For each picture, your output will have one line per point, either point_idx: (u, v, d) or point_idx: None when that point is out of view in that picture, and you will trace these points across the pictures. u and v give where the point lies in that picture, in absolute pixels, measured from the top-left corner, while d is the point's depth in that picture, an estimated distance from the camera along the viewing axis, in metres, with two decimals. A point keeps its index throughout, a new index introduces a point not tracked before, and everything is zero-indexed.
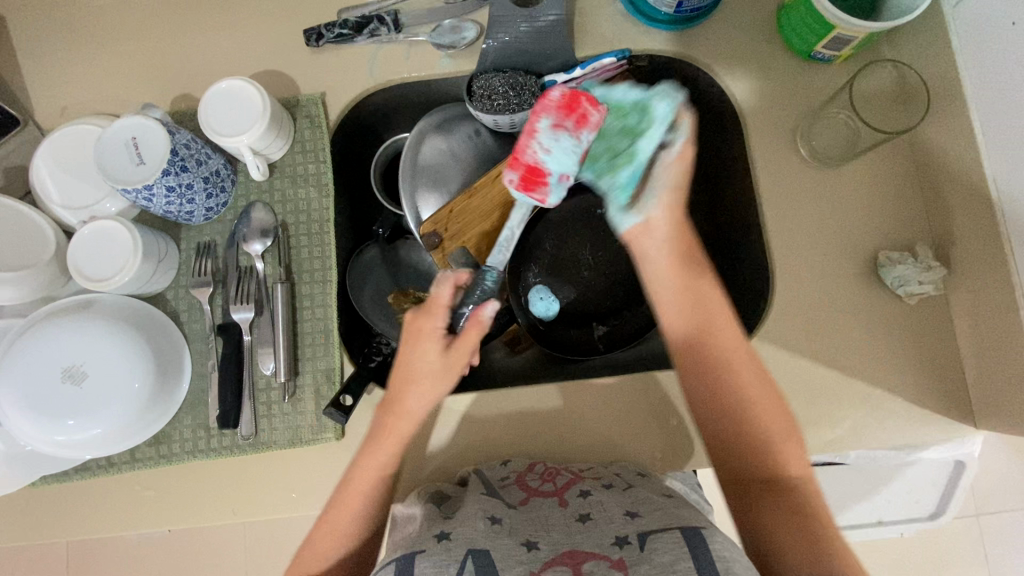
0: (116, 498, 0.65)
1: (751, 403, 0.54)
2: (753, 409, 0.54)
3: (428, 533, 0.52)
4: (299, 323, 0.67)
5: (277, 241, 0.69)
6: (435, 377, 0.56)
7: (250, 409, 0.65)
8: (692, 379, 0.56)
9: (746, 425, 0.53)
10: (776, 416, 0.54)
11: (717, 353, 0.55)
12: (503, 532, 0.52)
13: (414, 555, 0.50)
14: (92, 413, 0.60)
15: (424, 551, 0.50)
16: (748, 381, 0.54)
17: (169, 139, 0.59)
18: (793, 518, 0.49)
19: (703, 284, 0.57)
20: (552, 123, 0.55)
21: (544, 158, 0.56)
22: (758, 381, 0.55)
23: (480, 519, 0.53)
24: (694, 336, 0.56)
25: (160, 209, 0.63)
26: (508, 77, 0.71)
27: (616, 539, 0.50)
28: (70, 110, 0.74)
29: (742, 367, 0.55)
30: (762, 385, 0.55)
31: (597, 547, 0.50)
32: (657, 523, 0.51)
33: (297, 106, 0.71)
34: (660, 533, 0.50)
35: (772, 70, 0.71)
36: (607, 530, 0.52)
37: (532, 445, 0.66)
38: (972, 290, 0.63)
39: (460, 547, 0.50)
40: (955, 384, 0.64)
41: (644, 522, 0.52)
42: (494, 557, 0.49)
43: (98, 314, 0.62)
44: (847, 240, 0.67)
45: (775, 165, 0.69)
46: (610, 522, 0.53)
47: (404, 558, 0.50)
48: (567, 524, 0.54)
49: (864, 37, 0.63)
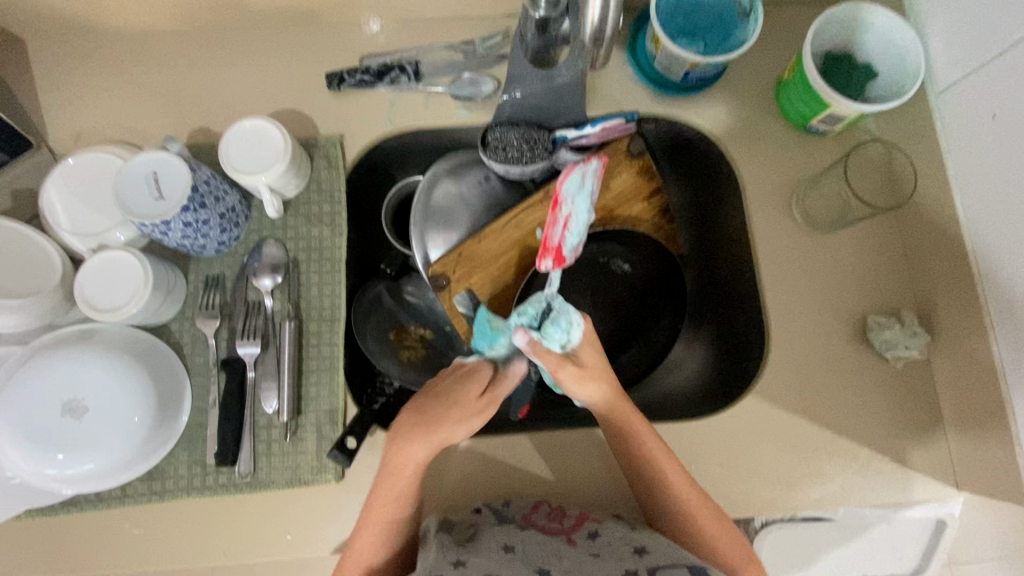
0: (102, 535, 0.63)
1: (704, 529, 0.59)
2: (705, 535, 0.58)
3: (445, 557, 0.54)
4: (304, 362, 0.67)
5: (287, 277, 0.69)
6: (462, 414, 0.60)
7: (249, 447, 0.64)
8: (648, 501, 0.61)
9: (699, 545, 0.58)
10: (726, 539, 0.59)
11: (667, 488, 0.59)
12: (518, 559, 0.54)
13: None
14: (90, 446, 0.59)
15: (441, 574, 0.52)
16: (694, 506, 0.59)
17: (190, 177, 0.60)
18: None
19: (633, 423, 0.61)
20: (566, 211, 0.69)
21: (568, 236, 0.71)
22: (704, 511, 0.59)
23: (496, 549, 0.55)
24: (636, 474, 0.61)
25: (173, 242, 0.64)
26: (522, 132, 0.73)
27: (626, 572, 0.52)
28: (85, 137, 0.75)
29: (687, 497, 0.59)
30: (713, 514, 0.59)
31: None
32: (664, 560, 0.53)
33: (315, 147, 0.73)
34: (669, 568, 0.52)
35: (771, 140, 0.76)
36: (617, 564, 0.53)
37: (533, 493, 0.66)
38: (954, 356, 0.66)
39: None
40: (938, 446, 0.67)
41: (651, 558, 0.53)
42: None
43: (103, 346, 0.62)
44: (839, 304, 0.71)
45: (771, 227, 0.73)
46: (621, 559, 0.54)
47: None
48: (579, 557, 0.54)
49: (855, 116, 0.68)
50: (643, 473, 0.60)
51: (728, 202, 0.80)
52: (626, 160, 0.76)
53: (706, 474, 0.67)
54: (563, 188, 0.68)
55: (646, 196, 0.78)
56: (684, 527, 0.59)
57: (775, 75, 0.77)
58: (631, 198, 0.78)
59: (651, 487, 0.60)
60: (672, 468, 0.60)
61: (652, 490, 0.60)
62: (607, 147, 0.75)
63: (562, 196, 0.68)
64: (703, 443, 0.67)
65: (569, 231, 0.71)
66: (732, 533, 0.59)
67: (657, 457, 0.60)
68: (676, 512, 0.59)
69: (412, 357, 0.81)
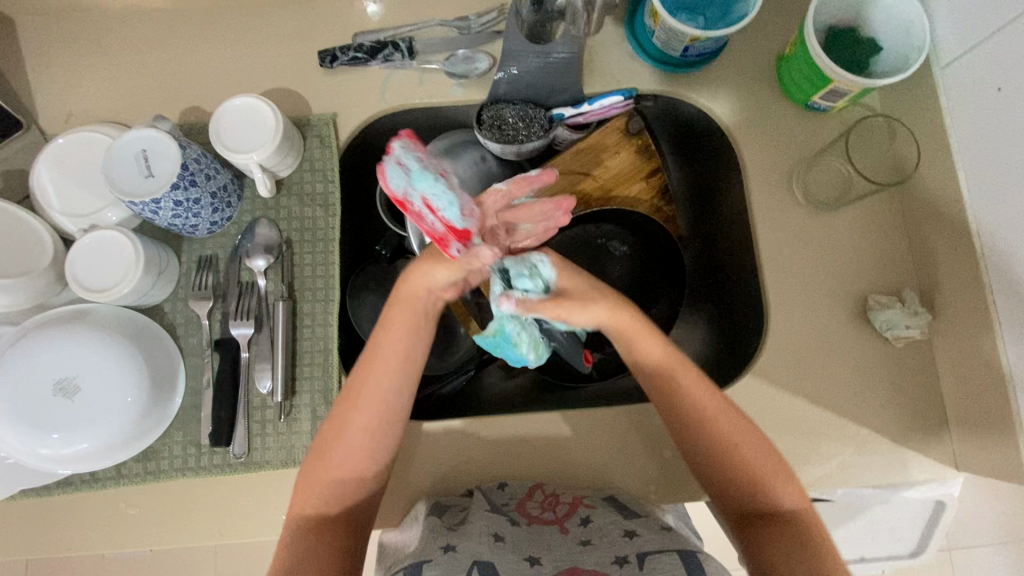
0: (98, 515, 0.63)
1: (731, 443, 0.56)
2: (734, 449, 0.56)
3: (435, 543, 0.55)
4: (298, 343, 0.67)
5: (280, 258, 0.69)
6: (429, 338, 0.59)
7: (244, 427, 0.64)
8: (671, 422, 0.58)
9: (729, 463, 0.56)
10: (759, 453, 0.56)
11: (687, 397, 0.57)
12: (507, 549, 0.56)
13: (421, 565, 0.53)
14: (83, 426, 0.59)
15: (431, 560, 0.53)
16: (718, 418, 0.56)
17: (179, 155, 0.59)
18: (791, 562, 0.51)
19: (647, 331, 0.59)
20: (421, 196, 0.51)
21: (444, 214, 0.53)
22: (730, 424, 0.56)
23: (486, 536, 0.57)
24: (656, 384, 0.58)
25: (164, 222, 0.63)
26: (519, 110, 0.73)
27: (615, 559, 0.54)
28: (75, 117, 0.74)
29: (716, 418, 0.56)
30: (735, 424, 0.56)
31: (598, 566, 0.54)
32: (653, 545, 0.55)
33: (308, 126, 0.72)
34: (658, 555, 0.53)
35: (772, 117, 0.74)
36: (607, 551, 0.55)
37: (529, 474, 0.66)
38: (955, 336, 0.65)
39: (466, 558, 0.54)
40: (938, 426, 0.66)
41: (641, 542, 0.55)
42: (499, 569, 0.53)
43: (95, 326, 0.61)
44: (839, 283, 0.70)
45: (771, 206, 0.72)
46: (612, 544, 0.56)
47: (412, 567, 0.53)
48: (569, 546, 0.57)
49: (858, 91, 0.67)
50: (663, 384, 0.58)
51: (726, 181, 0.79)
52: (625, 139, 0.75)
53: None
54: (393, 182, 0.51)
55: (645, 176, 0.77)
56: (712, 444, 0.56)
57: (777, 50, 0.75)
58: (630, 177, 0.77)
59: (677, 403, 0.57)
60: (701, 385, 0.57)
61: (679, 407, 0.57)
62: (604, 126, 0.75)
63: (399, 197, 0.51)
64: None
65: (441, 209, 0.52)
66: (766, 451, 0.56)
67: (680, 377, 0.57)
68: (704, 429, 0.56)
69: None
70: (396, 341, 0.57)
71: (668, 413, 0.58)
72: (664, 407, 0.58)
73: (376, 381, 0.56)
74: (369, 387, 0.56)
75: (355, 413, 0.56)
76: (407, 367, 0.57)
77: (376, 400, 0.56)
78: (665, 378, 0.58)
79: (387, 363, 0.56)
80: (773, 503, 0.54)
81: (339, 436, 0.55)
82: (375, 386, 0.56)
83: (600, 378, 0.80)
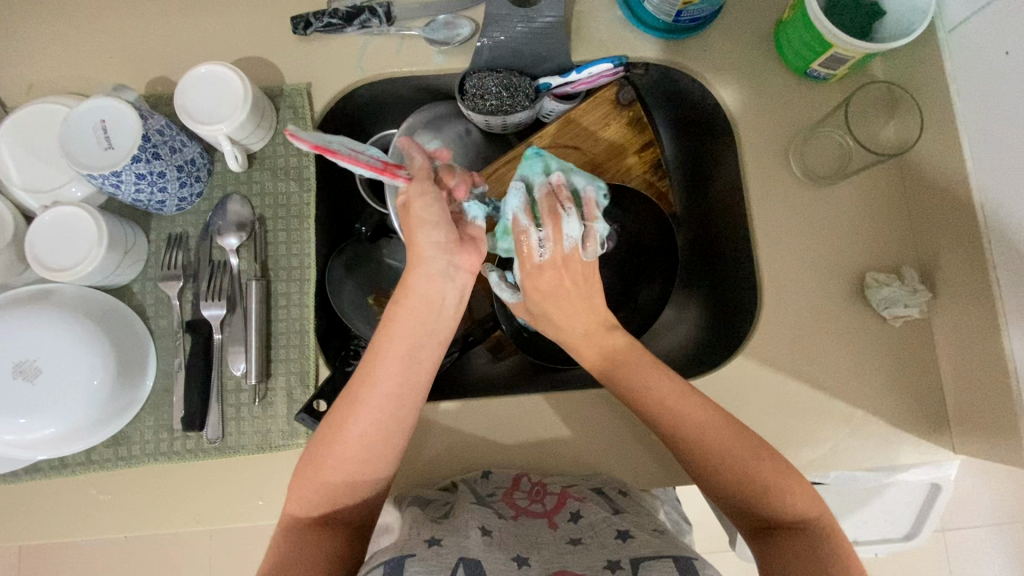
0: (68, 501, 0.62)
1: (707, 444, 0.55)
2: (714, 447, 0.55)
3: (418, 536, 0.51)
4: (273, 323, 0.64)
5: (253, 236, 0.66)
6: (440, 342, 0.57)
7: (217, 411, 0.62)
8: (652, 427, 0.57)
9: (717, 463, 0.54)
10: (752, 455, 0.54)
11: (659, 398, 0.57)
12: (495, 545, 0.52)
13: (404, 559, 0.48)
14: (48, 412, 0.57)
15: (415, 554, 0.49)
16: (687, 417, 0.56)
17: (140, 125, 0.56)
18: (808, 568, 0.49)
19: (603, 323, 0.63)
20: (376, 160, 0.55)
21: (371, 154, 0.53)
22: (709, 425, 0.55)
23: (474, 530, 0.53)
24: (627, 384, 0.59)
25: (128, 197, 0.60)
26: (502, 78, 0.70)
27: (608, 562, 0.50)
28: (37, 88, 0.70)
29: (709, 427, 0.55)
30: (707, 416, 0.56)
31: (588, 570, 0.50)
32: (649, 549, 0.51)
33: (281, 96, 0.68)
34: (653, 560, 0.50)
35: (769, 86, 0.71)
36: (599, 553, 0.52)
37: (513, 457, 0.64)
38: (954, 314, 0.63)
39: (452, 554, 0.49)
40: (935, 407, 0.64)
41: (635, 547, 0.52)
42: (483, 567, 0.49)
43: (58, 307, 0.59)
44: (835, 260, 0.67)
45: (766, 180, 0.69)
46: (603, 547, 0.53)
47: (394, 561, 0.48)
48: (558, 545, 0.54)
49: (859, 57, 0.63)
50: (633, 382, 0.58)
51: (721, 153, 0.76)
52: (615, 111, 0.73)
53: None
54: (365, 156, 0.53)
55: (638, 150, 0.75)
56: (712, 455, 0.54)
57: (774, 16, 0.72)
58: (621, 151, 0.74)
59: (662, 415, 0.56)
60: (683, 392, 0.57)
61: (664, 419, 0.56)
62: (594, 97, 0.72)
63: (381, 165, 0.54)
64: None
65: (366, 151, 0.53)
66: (770, 459, 0.54)
67: (659, 384, 0.57)
68: (704, 437, 0.55)
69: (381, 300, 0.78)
70: (402, 341, 0.55)
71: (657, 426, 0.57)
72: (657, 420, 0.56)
73: (383, 384, 0.54)
74: (372, 393, 0.54)
75: (356, 418, 0.53)
76: (413, 372, 0.55)
77: (383, 403, 0.54)
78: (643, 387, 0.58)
79: (391, 368, 0.54)
80: (785, 509, 0.53)
81: (337, 441, 0.53)
82: (380, 391, 0.54)
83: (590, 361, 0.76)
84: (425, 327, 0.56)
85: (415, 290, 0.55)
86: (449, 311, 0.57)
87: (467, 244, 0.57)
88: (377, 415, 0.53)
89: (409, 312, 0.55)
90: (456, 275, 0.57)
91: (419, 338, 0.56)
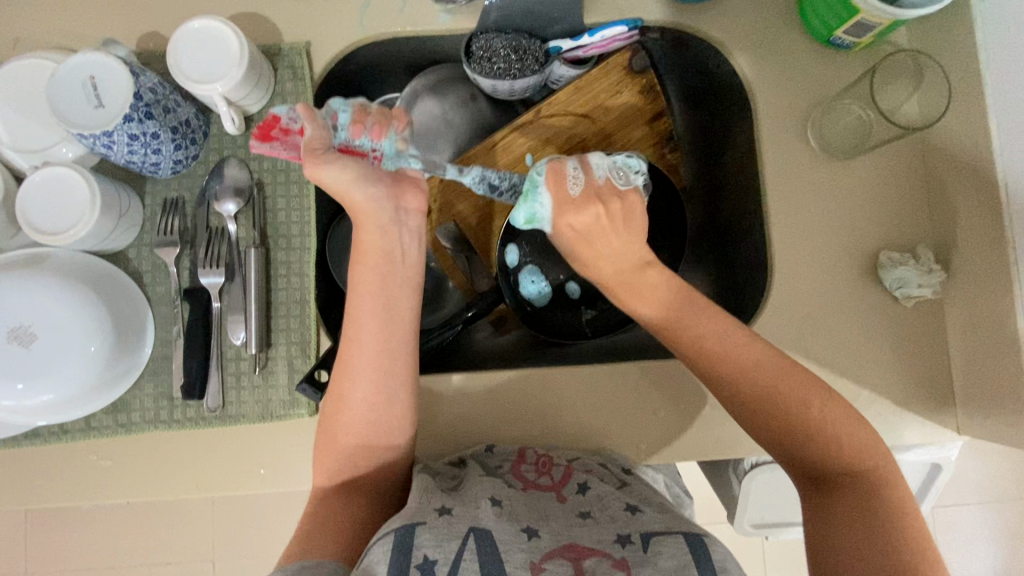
0: (69, 467, 0.61)
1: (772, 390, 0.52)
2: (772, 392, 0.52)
3: (429, 505, 0.50)
4: (273, 292, 0.63)
5: (251, 202, 0.64)
6: (409, 289, 0.57)
7: (218, 380, 0.61)
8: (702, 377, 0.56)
9: (777, 402, 0.52)
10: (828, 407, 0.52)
11: (700, 334, 0.56)
12: (505, 516, 0.51)
13: (414, 527, 0.48)
14: (45, 377, 0.56)
15: (426, 521, 0.48)
16: (756, 361, 0.53)
17: (131, 82, 0.53)
18: (866, 514, 0.47)
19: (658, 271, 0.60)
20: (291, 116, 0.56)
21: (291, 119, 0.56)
22: (766, 360, 0.53)
23: (484, 501, 0.52)
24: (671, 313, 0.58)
25: (121, 158, 0.58)
26: (511, 40, 0.67)
27: (617, 537, 0.50)
28: (24, 43, 0.67)
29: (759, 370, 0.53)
30: (759, 353, 0.54)
31: (599, 543, 0.50)
32: (659, 525, 0.51)
33: (279, 56, 0.65)
34: (664, 537, 0.50)
35: (789, 53, 0.68)
36: (608, 527, 0.52)
37: (515, 430, 0.64)
38: (969, 295, 0.61)
39: (462, 523, 0.49)
40: (942, 390, 0.64)
41: (645, 520, 0.52)
42: (495, 538, 0.48)
43: (53, 271, 0.57)
44: (850, 237, 0.65)
45: (782, 152, 0.67)
46: (613, 519, 0.53)
47: (404, 529, 0.47)
48: (568, 517, 0.53)
49: (887, 24, 0.60)
50: (688, 315, 0.57)
51: (736, 123, 0.72)
52: (627, 78, 0.70)
53: (697, 414, 0.63)
54: (285, 119, 0.56)
55: (651, 117, 0.72)
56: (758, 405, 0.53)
57: None
58: (635, 116, 0.72)
59: (715, 362, 0.54)
60: (717, 326, 0.56)
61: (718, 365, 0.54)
62: (605, 63, 0.69)
63: (287, 126, 0.56)
64: (695, 383, 0.64)
65: (287, 117, 0.56)
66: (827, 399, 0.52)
67: (691, 319, 0.57)
68: (741, 374, 0.53)
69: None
70: (372, 299, 0.55)
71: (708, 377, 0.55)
72: (694, 361, 0.56)
73: (364, 344, 0.54)
74: (357, 354, 0.54)
75: (352, 385, 0.54)
76: (390, 324, 0.55)
77: (369, 364, 0.54)
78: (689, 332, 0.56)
79: (368, 329, 0.54)
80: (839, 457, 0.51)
81: (341, 405, 0.54)
82: (364, 361, 0.54)
83: (593, 337, 0.77)
84: (387, 285, 0.55)
85: (368, 245, 0.56)
86: (411, 259, 0.57)
87: (406, 183, 0.57)
88: (369, 384, 0.53)
89: (371, 267, 0.55)
90: (408, 221, 0.57)
91: (388, 291, 0.55)
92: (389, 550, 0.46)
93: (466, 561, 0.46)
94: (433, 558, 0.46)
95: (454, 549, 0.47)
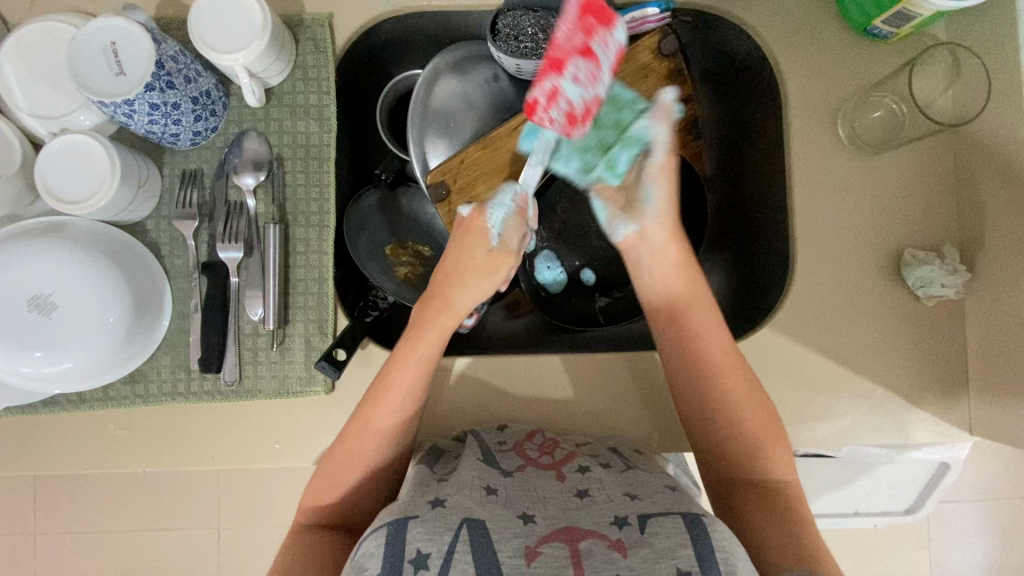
0: (85, 435, 0.62)
1: (743, 403, 0.55)
2: (743, 403, 0.55)
3: (422, 498, 0.51)
4: (291, 270, 0.63)
5: (270, 177, 0.63)
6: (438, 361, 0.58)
7: (234, 355, 0.61)
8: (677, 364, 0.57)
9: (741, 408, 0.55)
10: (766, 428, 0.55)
11: (698, 332, 0.56)
12: (499, 503, 0.51)
13: (406, 521, 0.48)
14: (63, 346, 0.56)
15: (418, 516, 0.48)
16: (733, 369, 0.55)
17: (152, 49, 0.52)
18: (782, 528, 0.49)
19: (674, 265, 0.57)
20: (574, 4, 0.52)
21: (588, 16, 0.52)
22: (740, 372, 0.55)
23: (477, 489, 0.52)
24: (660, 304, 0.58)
25: (141, 128, 0.57)
26: (538, 18, 0.66)
27: (614, 518, 0.50)
28: (41, 5, 0.65)
29: (730, 381, 0.55)
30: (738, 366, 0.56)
31: (594, 524, 0.49)
32: (657, 507, 0.51)
33: (301, 27, 0.64)
34: (661, 517, 0.49)
35: (822, 42, 0.66)
36: (606, 508, 0.51)
37: (528, 414, 0.64)
38: (993, 296, 0.60)
39: (455, 515, 0.49)
40: (958, 390, 0.63)
41: (642, 504, 0.51)
42: (488, 527, 0.48)
43: (70, 241, 0.57)
44: (875, 233, 0.64)
45: (810, 144, 0.65)
46: (610, 500, 0.52)
47: (397, 523, 0.48)
48: (565, 499, 0.53)
49: (929, 14, 0.58)
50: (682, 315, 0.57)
51: (763, 112, 0.71)
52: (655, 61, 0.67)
53: None
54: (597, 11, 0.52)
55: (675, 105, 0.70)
56: (721, 413, 0.54)
57: None
58: None
59: (703, 366, 0.55)
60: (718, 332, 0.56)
61: (706, 369, 0.55)
62: (635, 43, 0.67)
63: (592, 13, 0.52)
64: None
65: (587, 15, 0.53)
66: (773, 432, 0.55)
67: (698, 320, 0.56)
68: (726, 372, 0.55)
69: (410, 274, 0.76)
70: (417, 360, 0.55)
71: (691, 374, 0.56)
72: (671, 348, 0.57)
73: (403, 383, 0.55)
74: (394, 389, 0.54)
75: (384, 402, 0.54)
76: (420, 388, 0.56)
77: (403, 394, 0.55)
78: (688, 334, 0.56)
79: (406, 378, 0.55)
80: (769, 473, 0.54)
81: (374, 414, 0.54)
82: (395, 397, 0.54)
83: (606, 323, 0.77)
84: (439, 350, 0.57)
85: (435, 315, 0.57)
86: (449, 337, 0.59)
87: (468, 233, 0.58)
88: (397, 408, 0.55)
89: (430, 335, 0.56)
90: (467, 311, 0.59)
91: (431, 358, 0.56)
92: (382, 544, 0.46)
93: (459, 553, 0.46)
94: (426, 552, 0.46)
95: (446, 542, 0.46)
